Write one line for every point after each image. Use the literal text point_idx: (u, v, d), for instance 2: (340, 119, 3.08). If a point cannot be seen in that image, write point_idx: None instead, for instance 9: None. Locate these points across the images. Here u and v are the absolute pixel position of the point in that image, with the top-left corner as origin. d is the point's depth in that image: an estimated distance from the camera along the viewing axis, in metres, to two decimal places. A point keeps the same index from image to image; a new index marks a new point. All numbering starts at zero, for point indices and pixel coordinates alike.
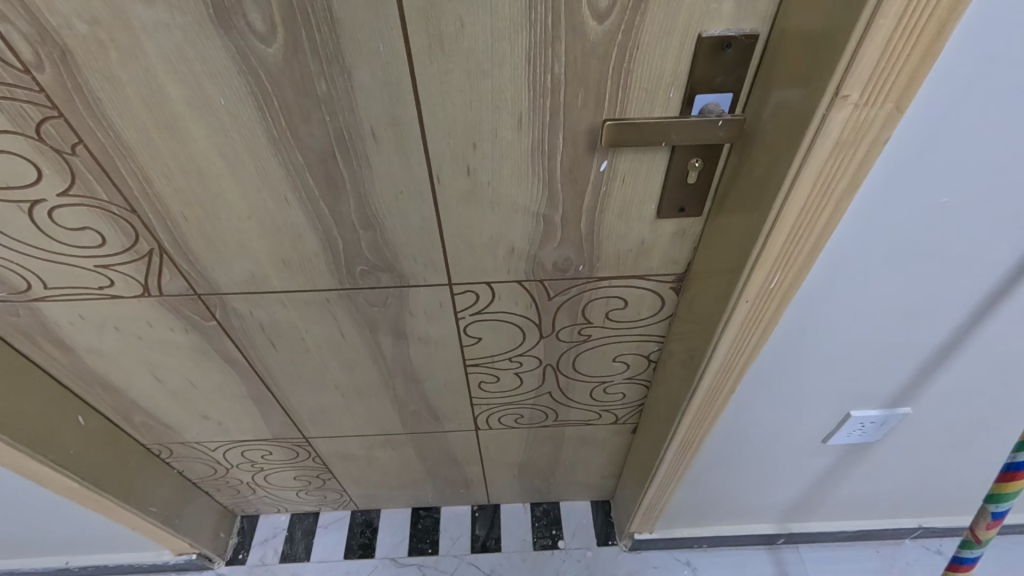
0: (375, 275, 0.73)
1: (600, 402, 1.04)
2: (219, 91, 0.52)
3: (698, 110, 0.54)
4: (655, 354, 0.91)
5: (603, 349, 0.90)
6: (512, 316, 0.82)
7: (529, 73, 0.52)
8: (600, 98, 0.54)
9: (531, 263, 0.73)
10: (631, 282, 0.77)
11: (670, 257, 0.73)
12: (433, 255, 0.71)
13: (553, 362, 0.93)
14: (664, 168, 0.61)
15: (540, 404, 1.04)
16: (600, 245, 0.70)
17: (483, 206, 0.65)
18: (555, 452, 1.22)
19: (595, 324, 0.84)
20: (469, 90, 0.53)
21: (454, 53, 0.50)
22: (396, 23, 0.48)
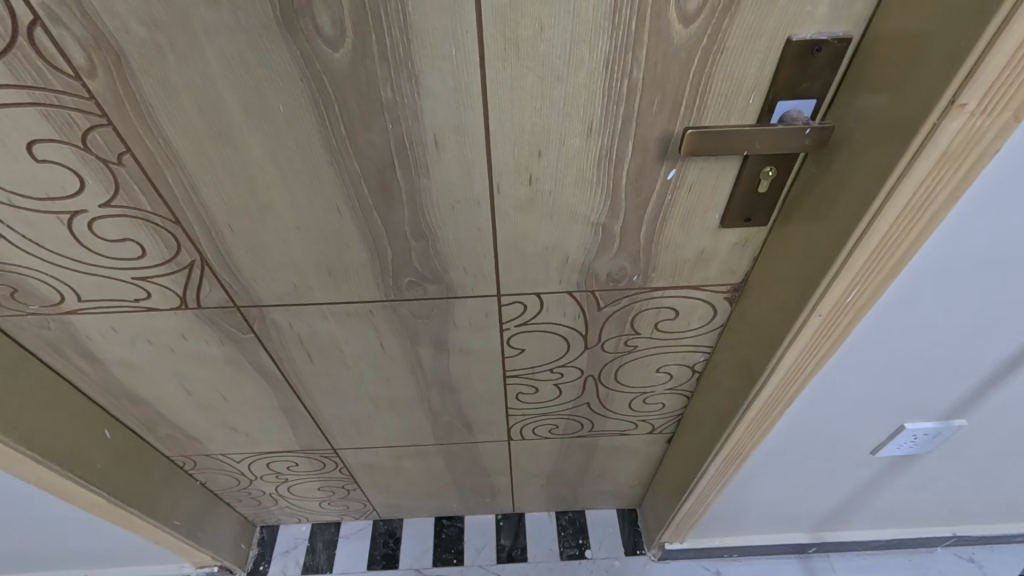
0: (423, 286, 0.71)
1: (638, 413, 1.02)
2: (279, 98, 0.49)
3: (778, 117, 0.52)
4: (700, 364, 0.89)
5: (648, 360, 0.87)
6: (559, 327, 0.79)
7: (606, 78, 0.49)
8: (676, 105, 0.51)
9: (584, 273, 0.70)
10: (684, 293, 0.74)
11: (727, 267, 0.70)
12: (484, 266, 0.68)
13: (595, 373, 0.90)
14: (735, 176, 0.58)
15: (577, 414, 1.01)
16: (658, 255, 0.68)
17: (541, 216, 0.62)
18: (586, 462, 1.20)
19: (642, 335, 0.82)
20: (541, 96, 0.50)
21: (529, 57, 0.47)
22: (472, 26, 0.45)
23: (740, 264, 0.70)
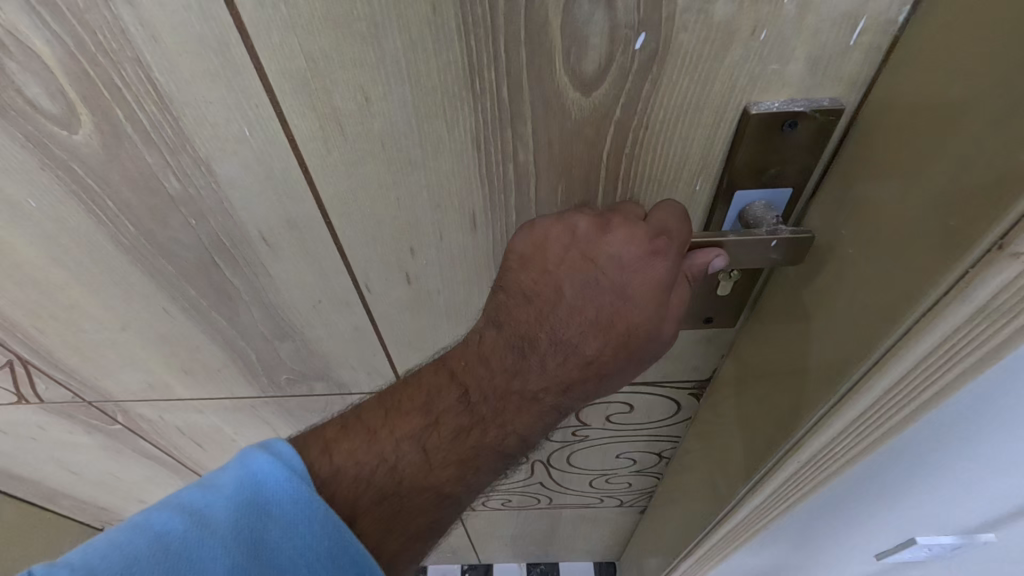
0: (306, 383, 0.57)
1: (602, 490, 0.87)
2: (25, 189, 0.35)
3: (737, 211, 0.36)
4: (669, 451, 0.74)
5: (604, 447, 0.73)
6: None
7: (481, 163, 0.34)
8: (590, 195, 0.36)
9: None
10: (637, 388, 0.59)
11: (689, 365, 0.55)
12: (377, 364, 0.54)
13: (543, 458, 0.76)
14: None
15: (531, 491, 0.88)
16: None
17: (434, 315, 0.47)
18: (551, 527, 1.06)
19: (592, 426, 0.67)
20: (394, 185, 0.36)
21: (361, 137, 0.32)
22: (263, 99, 0.30)
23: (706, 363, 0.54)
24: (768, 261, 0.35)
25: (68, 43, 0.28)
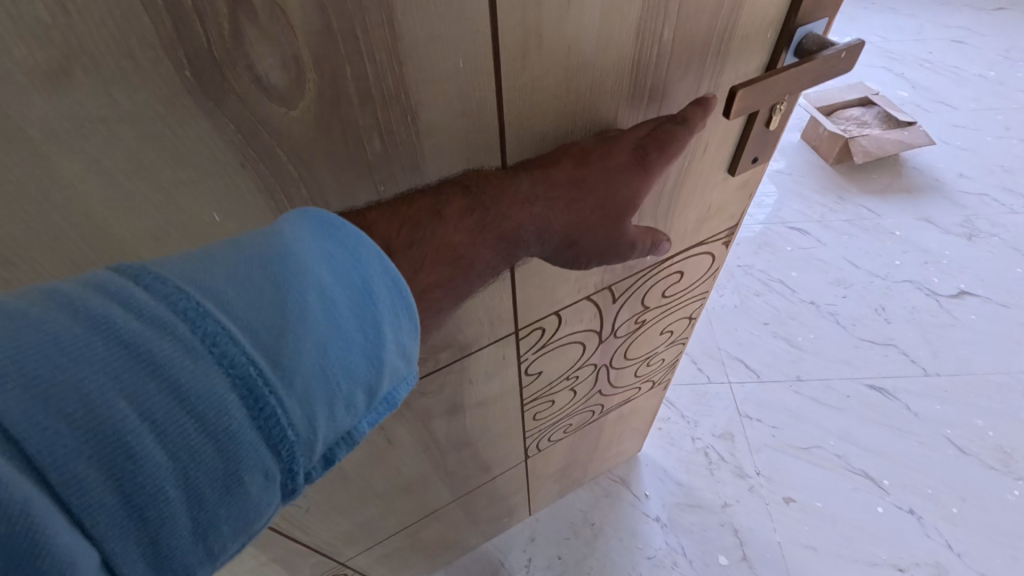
0: (433, 356, 0.56)
1: (643, 376, 0.98)
2: (210, 204, 0.31)
3: (795, 46, 0.46)
4: (698, 310, 0.87)
5: (654, 326, 0.82)
6: (573, 334, 0.70)
7: (637, 50, 0.39)
8: (703, 63, 0.43)
9: (603, 271, 0.61)
10: (691, 251, 0.69)
11: (727, 215, 0.66)
12: (497, 309, 0.55)
13: (604, 361, 0.83)
14: (745, 121, 0.52)
15: (589, 404, 0.94)
16: (673, 224, 0.61)
17: None
18: (597, 444, 1.13)
19: (651, 307, 0.76)
20: (569, 92, 0.38)
21: (554, 47, 0.35)
22: (484, 24, 0.31)
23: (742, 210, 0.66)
24: (839, 72, 0.45)
25: None
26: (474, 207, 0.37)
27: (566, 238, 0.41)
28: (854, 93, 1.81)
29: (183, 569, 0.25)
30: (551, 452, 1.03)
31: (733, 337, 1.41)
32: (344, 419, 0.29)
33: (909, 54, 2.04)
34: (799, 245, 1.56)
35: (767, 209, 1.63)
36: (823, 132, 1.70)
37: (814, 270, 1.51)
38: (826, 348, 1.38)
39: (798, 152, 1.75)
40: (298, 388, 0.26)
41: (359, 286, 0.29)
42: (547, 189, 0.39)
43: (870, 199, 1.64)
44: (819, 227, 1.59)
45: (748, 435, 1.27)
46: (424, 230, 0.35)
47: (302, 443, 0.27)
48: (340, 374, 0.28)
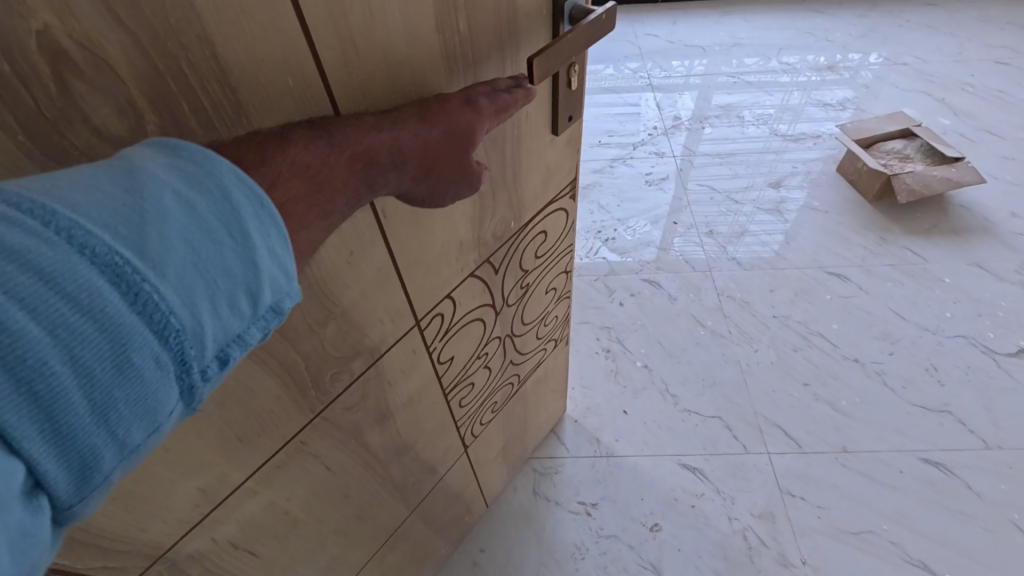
0: (347, 369, 0.57)
1: (544, 336, 1.06)
2: None
3: (569, 15, 0.55)
4: (570, 263, 0.97)
5: (539, 286, 0.91)
6: (471, 313, 0.75)
7: (442, 40, 0.44)
8: (500, 40, 0.50)
9: (477, 247, 0.67)
10: (547, 210, 0.78)
11: (564, 170, 0.76)
12: (395, 306, 0.59)
13: (507, 331, 0.90)
14: (551, 85, 0.62)
15: (506, 377, 1.00)
16: (522, 190, 0.69)
17: (429, 216, 0.56)
18: (524, 416, 1.20)
19: (530, 270, 0.84)
20: (397, 91, 0.43)
21: (369, 50, 0.39)
22: (302, 44, 0.35)
23: (576, 164, 0.76)
24: (606, 30, 0.56)
25: (137, 37, 0.28)
26: (320, 135, 0.36)
27: (418, 162, 0.43)
28: (895, 125, 1.75)
29: (88, 453, 0.25)
30: (487, 435, 1.08)
31: (771, 401, 1.35)
32: (233, 313, 0.29)
33: (949, 77, 2.02)
34: (841, 294, 1.50)
35: (806, 253, 1.59)
36: (862, 167, 1.66)
37: (857, 324, 1.45)
38: (873, 416, 1.31)
39: (834, 185, 1.73)
40: (172, 275, 0.27)
41: (219, 194, 0.29)
42: (388, 116, 0.41)
43: (915, 242, 1.59)
44: (864, 274, 1.53)
45: (791, 518, 1.19)
46: (274, 154, 0.33)
47: (189, 329, 0.27)
48: (213, 272, 0.28)
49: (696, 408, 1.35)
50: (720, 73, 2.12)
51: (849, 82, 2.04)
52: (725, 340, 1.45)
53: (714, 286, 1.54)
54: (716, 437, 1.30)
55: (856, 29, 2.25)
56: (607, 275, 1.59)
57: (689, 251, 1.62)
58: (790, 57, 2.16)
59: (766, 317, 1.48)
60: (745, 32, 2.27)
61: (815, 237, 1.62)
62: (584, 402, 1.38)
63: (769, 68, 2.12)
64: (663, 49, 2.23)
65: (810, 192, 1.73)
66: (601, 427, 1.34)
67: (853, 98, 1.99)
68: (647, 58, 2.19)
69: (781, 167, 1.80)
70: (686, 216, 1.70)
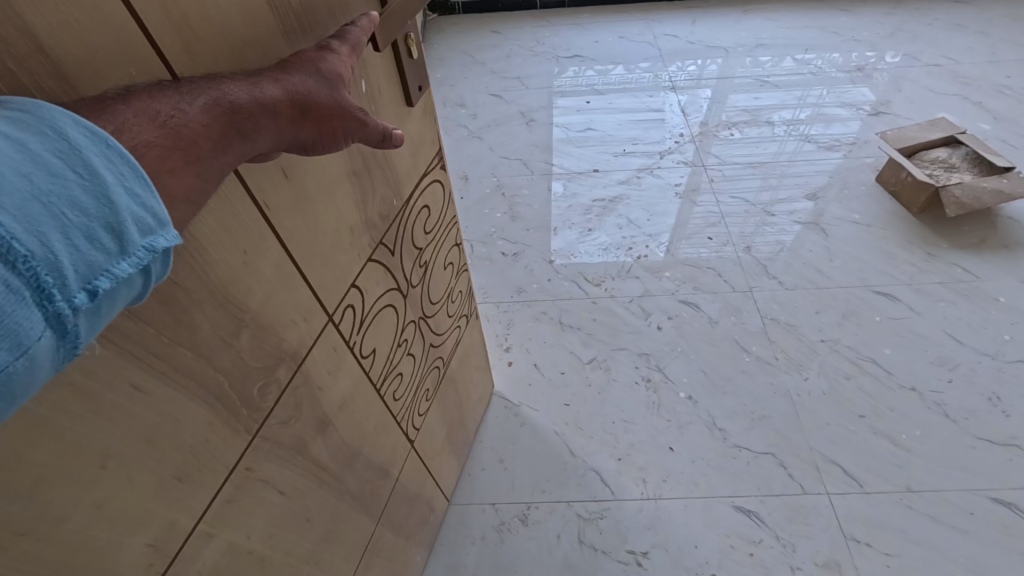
0: (273, 380, 0.55)
1: (455, 313, 1.08)
2: None
3: None
4: (459, 235, 1.00)
5: (438, 262, 0.93)
6: (381, 300, 0.75)
7: (280, 16, 0.45)
8: (337, 14, 0.52)
9: (368, 229, 0.67)
10: (423, 183, 0.80)
11: (428, 142, 0.79)
12: (304, 303, 0.57)
13: (419, 315, 0.91)
14: (394, 59, 0.64)
15: (432, 362, 1.02)
16: (395, 165, 0.70)
17: (314, 203, 0.55)
18: (458, 398, 1.21)
19: (423, 247, 0.85)
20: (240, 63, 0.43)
21: (208, 33, 0.40)
22: (133, 31, 0.35)
23: (439, 135, 0.79)
24: None
25: None
26: (167, 85, 0.36)
27: (293, 100, 0.42)
28: (938, 133, 1.81)
29: None
30: (430, 423, 1.09)
31: (826, 434, 1.34)
32: (89, 249, 0.27)
33: (976, 83, 2.17)
34: (891, 316, 1.53)
35: (850, 268, 1.64)
36: (906, 177, 1.72)
37: (913, 347, 1.46)
38: (936, 452, 1.29)
39: (875, 198, 1.81)
40: (8, 206, 0.25)
41: (52, 135, 0.28)
42: (249, 79, 0.41)
43: (964, 257, 1.63)
44: (912, 290, 1.57)
45: (859, 567, 1.16)
46: (117, 105, 0.33)
47: (39, 260, 0.25)
48: (58, 204, 0.27)
49: (746, 444, 1.33)
50: (736, 76, 2.34)
51: (869, 84, 2.22)
52: (773, 367, 1.46)
53: (757, 307, 1.58)
54: (770, 472, 1.29)
55: (882, 29, 2.48)
56: (644, 296, 1.64)
57: (730, 270, 1.67)
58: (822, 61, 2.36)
59: (815, 342, 1.49)
60: (766, 34, 2.53)
61: (862, 255, 1.67)
62: (626, 439, 1.37)
63: (795, 72, 2.32)
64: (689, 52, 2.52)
65: (852, 208, 1.79)
66: (649, 466, 1.32)
67: (877, 101, 2.14)
68: (662, 59, 2.49)
69: (810, 170, 1.93)
70: (721, 234, 1.77)
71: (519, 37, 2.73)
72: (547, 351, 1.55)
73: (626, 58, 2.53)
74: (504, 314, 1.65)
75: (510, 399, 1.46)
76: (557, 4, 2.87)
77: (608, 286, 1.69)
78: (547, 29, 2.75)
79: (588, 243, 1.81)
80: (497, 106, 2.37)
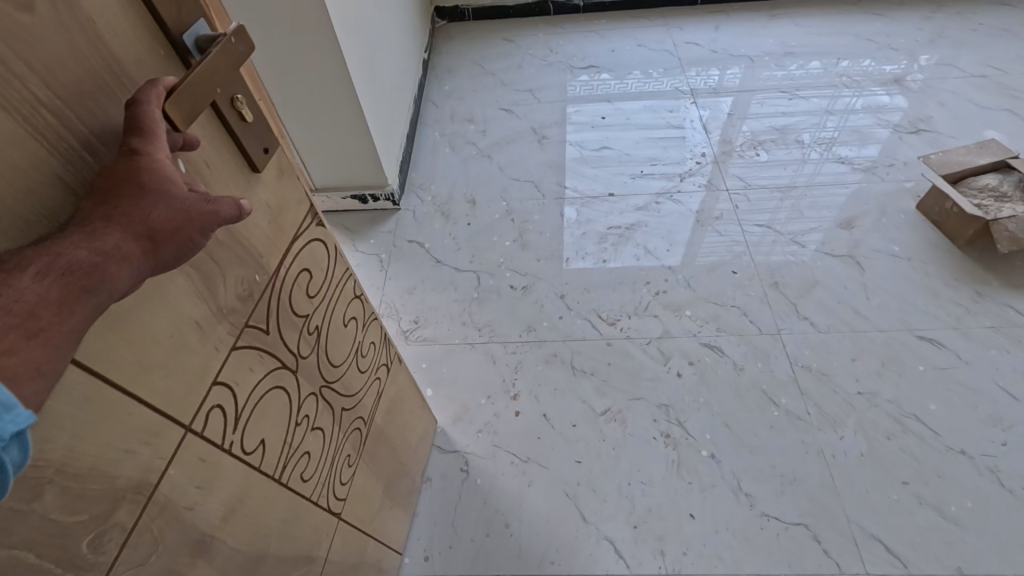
0: (112, 522, 0.51)
1: (368, 367, 1.07)
2: None
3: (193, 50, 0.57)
4: (357, 288, 0.98)
5: (333, 323, 0.91)
6: (262, 384, 0.72)
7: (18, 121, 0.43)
8: (103, 99, 0.49)
9: (222, 319, 0.64)
10: (295, 251, 0.77)
11: (292, 204, 0.76)
12: (147, 422, 0.54)
13: (321, 384, 0.88)
14: (218, 120, 0.59)
15: (349, 426, 1.00)
16: (249, 241, 0.67)
17: (137, 321, 0.52)
18: (388, 447, 1.21)
19: (310, 315, 0.83)
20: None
21: None
22: None
23: (301, 192, 0.76)
24: (242, 51, 0.57)
25: None
26: None
27: (135, 235, 0.45)
28: (987, 159, 1.86)
29: None
30: (359, 487, 1.07)
31: (865, 502, 1.35)
32: None
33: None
34: (936, 364, 1.56)
35: (891, 309, 1.69)
36: (951, 208, 1.80)
37: (961, 405, 1.48)
38: (987, 526, 1.29)
39: (916, 229, 1.88)
40: None
41: None
42: (83, 230, 0.43)
43: (1013, 299, 1.66)
44: (961, 336, 1.61)
45: None
46: None
47: None
48: None
49: (776, 514, 1.34)
50: (769, 107, 2.42)
51: (905, 98, 2.38)
52: (804, 423, 1.48)
53: (786, 352, 1.62)
54: (802, 547, 1.29)
55: (928, 62, 2.54)
56: (662, 338, 1.69)
57: (760, 312, 1.72)
58: (846, 70, 2.55)
59: (851, 393, 1.52)
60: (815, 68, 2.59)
61: (902, 294, 1.72)
62: (644, 503, 1.39)
63: (818, 104, 2.41)
64: (707, 58, 2.73)
65: (894, 239, 1.86)
66: (667, 532, 1.34)
67: (933, 136, 2.19)
68: (712, 86, 2.57)
69: (828, 195, 2.03)
70: (746, 266, 1.84)
71: (532, 45, 2.89)
72: (555, 399, 1.58)
73: (654, 81, 2.63)
74: (513, 356, 1.69)
75: (517, 454, 1.49)
76: (572, 10, 3.06)
77: (623, 325, 1.73)
78: (563, 36, 2.92)
79: (601, 273, 1.87)
80: (508, 120, 2.47)
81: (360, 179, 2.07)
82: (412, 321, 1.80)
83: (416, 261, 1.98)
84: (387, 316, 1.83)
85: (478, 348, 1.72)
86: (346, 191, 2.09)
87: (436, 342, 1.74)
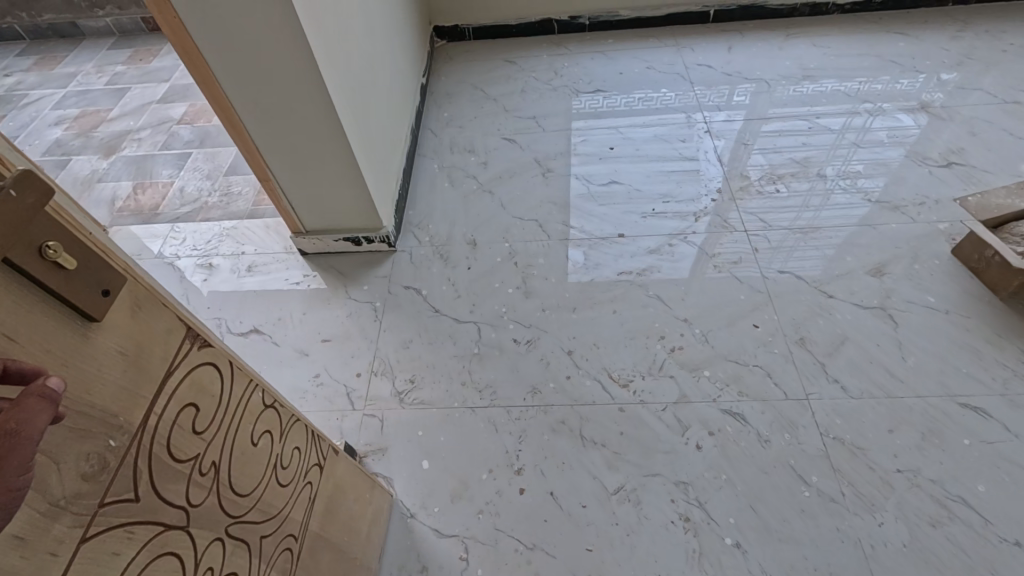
0: None
1: (295, 475, 0.93)
2: None
3: None
4: (268, 395, 0.85)
5: (236, 448, 0.76)
6: (136, 562, 0.58)
7: None
8: None
9: (59, 509, 0.49)
10: (170, 385, 0.63)
11: (159, 336, 0.61)
12: None
13: (227, 524, 0.74)
14: (20, 277, 0.45)
15: (274, 552, 0.86)
16: (94, 400, 0.53)
17: None
18: (337, 545, 1.10)
19: (204, 451, 0.69)
20: None
21: None
22: None
23: (166, 317, 0.62)
24: (37, 202, 0.44)
25: None
26: None
27: None
28: None
29: None
30: None
31: None
32: None
33: None
34: (983, 439, 1.41)
35: (930, 371, 1.55)
36: (992, 256, 1.66)
37: (1013, 486, 1.34)
38: None
39: (953, 278, 1.74)
40: None
41: None
42: None
43: None
44: (1009, 402, 1.47)
45: None
46: None
47: None
48: None
49: None
50: (786, 135, 2.29)
51: (933, 125, 2.24)
52: (838, 506, 1.34)
53: (816, 421, 1.48)
54: None
55: (956, 85, 2.39)
56: (679, 404, 1.55)
57: (785, 374, 1.58)
58: (869, 95, 2.41)
59: (889, 472, 1.38)
60: (835, 91, 2.45)
61: (942, 353, 1.57)
62: None
63: (840, 132, 2.27)
64: (720, 81, 2.59)
65: (930, 288, 1.72)
66: None
67: (965, 168, 2.05)
68: (726, 111, 2.43)
69: (852, 237, 1.90)
70: (768, 319, 1.71)
71: (535, 67, 2.76)
72: (563, 475, 1.45)
73: (665, 106, 2.49)
74: (517, 424, 1.55)
75: (521, 540, 1.36)
76: (578, 28, 2.93)
77: (636, 388, 1.59)
78: (567, 57, 2.79)
79: (612, 326, 1.74)
80: (511, 151, 2.34)
81: (352, 221, 1.95)
82: (407, 381, 1.67)
83: (412, 311, 1.85)
84: (380, 375, 1.69)
85: (479, 413, 1.58)
86: (339, 234, 1.98)
87: (432, 406, 1.61)
